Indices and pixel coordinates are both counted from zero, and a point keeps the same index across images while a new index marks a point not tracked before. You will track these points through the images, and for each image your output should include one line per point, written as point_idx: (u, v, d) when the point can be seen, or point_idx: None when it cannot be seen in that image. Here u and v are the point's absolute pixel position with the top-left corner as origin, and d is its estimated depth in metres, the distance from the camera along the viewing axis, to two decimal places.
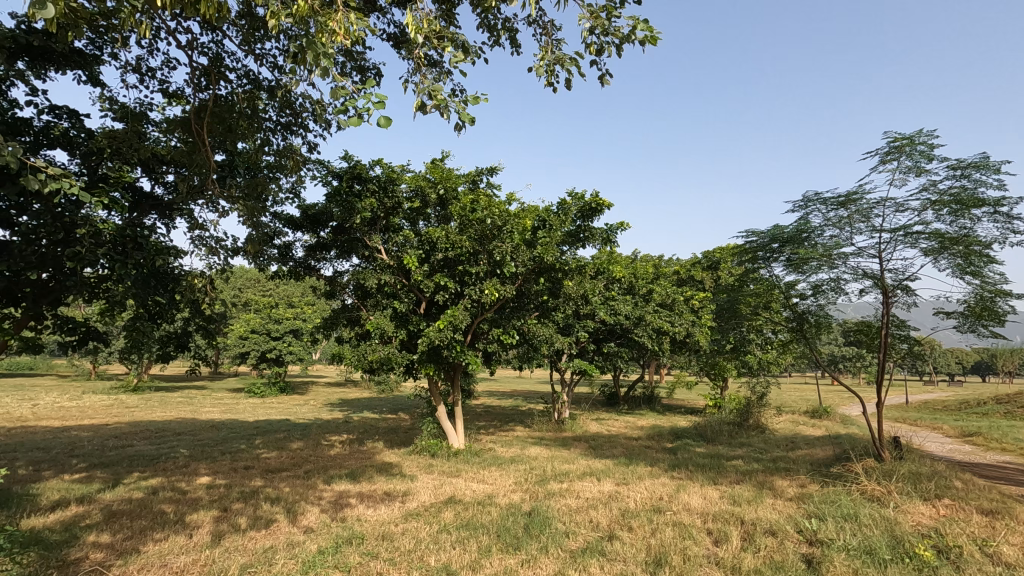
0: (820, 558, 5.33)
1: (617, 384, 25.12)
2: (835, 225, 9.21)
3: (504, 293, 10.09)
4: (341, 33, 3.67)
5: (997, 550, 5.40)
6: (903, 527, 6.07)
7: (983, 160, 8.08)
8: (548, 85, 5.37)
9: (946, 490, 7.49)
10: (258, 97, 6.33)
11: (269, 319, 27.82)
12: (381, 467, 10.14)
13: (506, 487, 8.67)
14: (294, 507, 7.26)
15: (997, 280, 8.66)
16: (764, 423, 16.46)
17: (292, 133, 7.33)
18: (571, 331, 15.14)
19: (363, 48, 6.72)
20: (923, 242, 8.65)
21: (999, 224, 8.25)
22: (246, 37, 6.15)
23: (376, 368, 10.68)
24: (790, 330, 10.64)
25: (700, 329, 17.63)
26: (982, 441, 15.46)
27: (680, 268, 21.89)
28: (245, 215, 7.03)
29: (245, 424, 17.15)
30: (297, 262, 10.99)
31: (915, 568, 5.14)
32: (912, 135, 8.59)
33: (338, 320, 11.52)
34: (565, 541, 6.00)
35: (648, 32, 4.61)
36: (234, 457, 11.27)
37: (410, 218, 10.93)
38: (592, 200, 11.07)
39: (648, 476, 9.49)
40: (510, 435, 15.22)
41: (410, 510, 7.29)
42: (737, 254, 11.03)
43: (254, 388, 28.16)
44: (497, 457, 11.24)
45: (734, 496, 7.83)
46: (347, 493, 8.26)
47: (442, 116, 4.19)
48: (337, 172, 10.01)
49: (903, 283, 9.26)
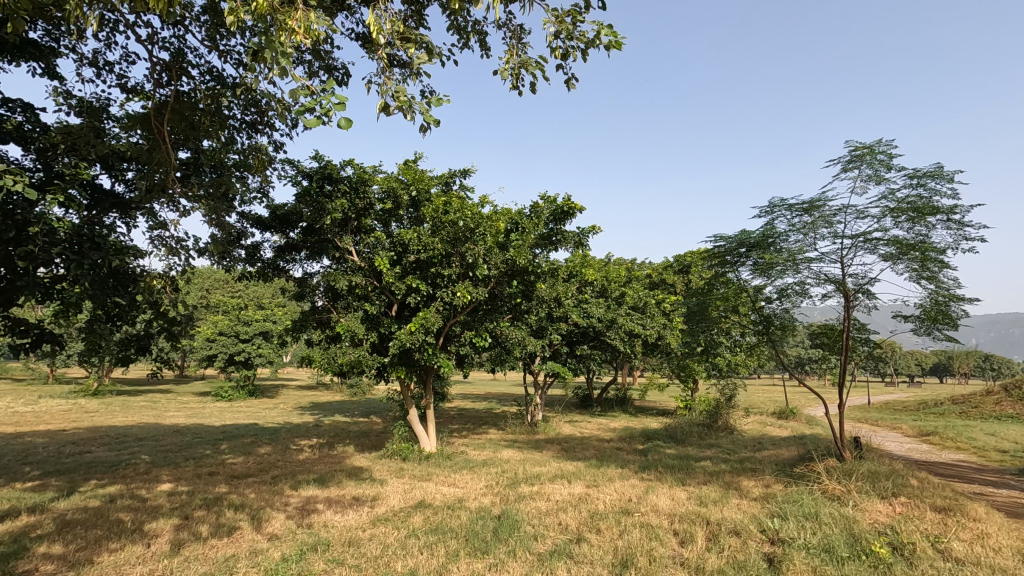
0: (780, 557, 5.44)
1: (591, 387, 25.30)
2: (800, 231, 9.44)
3: (477, 295, 10.07)
4: (301, 32, 3.62)
5: (947, 546, 5.60)
6: (860, 525, 6.25)
7: (938, 169, 8.39)
8: (514, 88, 5.39)
9: (902, 488, 7.74)
10: (222, 95, 6.21)
11: (238, 320, 27.21)
12: (351, 471, 10.00)
13: (477, 491, 8.64)
14: (259, 513, 7.10)
15: (951, 284, 9.00)
16: (732, 424, 16.80)
17: (258, 132, 7.23)
18: (544, 334, 15.19)
19: (331, 47, 6.66)
20: (882, 248, 8.95)
21: (953, 231, 8.58)
22: (210, 33, 6.05)
23: (346, 371, 10.55)
24: (757, 332, 10.86)
25: (671, 332, 17.89)
26: (938, 440, 16.01)
27: (652, 272, 22.17)
28: (209, 215, 6.85)
29: (210, 428, 16.72)
30: (265, 264, 10.77)
31: (871, 565, 5.29)
32: (873, 144, 8.87)
33: (307, 322, 11.39)
34: (534, 544, 6.01)
35: (613, 36, 4.66)
36: (198, 462, 10.97)
37: (382, 220, 10.83)
38: (564, 204, 11.15)
39: (618, 478, 9.58)
40: (483, 438, 15.17)
41: (379, 515, 7.21)
42: (707, 258, 11.24)
43: (221, 391, 27.48)
44: (468, 460, 11.19)
45: (701, 497, 7.96)
46: (315, 498, 8.11)
47: (406, 118, 4.17)
48: (306, 172, 9.84)
49: (864, 288, 9.55)
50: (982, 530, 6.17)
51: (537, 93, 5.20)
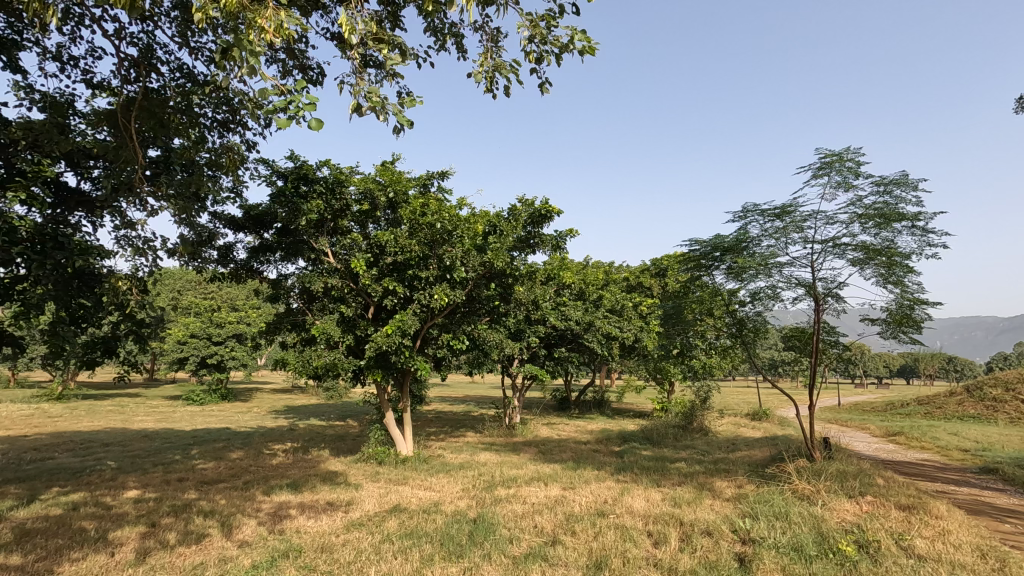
0: (751, 557, 5.54)
1: (569, 388, 25.42)
2: (772, 236, 9.64)
3: (455, 298, 10.05)
4: (271, 31, 3.59)
5: (911, 543, 5.76)
6: (829, 524, 6.39)
7: (903, 177, 8.65)
8: (489, 92, 5.43)
9: (869, 488, 7.95)
10: (193, 92, 6.10)
11: (211, 323, 26.63)
12: (325, 476, 9.86)
13: (453, 494, 8.60)
14: (229, 520, 6.95)
15: (915, 289, 9.28)
16: (707, 425, 17.06)
17: (230, 131, 7.11)
18: (522, 336, 15.21)
19: (305, 45, 6.59)
20: (850, 253, 9.18)
21: (917, 237, 8.85)
22: (180, 29, 5.95)
23: (321, 374, 10.41)
24: (730, 335, 11.06)
25: (648, 334, 18.08)
26: (904, 440, 16.47)
27: (629, 275, 22.40)
28: (179, 216, 6.68)
29: (180, 433, 16.30)
30: (238, 265, 10.56)
31: (838, 563, 5.41)
32: (841, 152, 9.10)
33: (282, 324, 11.22)
34: (509, 547, 6.01)
35: (587, 42, 4.73)
36: (168, 468, 10.69)
37: (359, 221, 10.73)
38: (541, 207, 11.19)
39: (594, 479, 9.64)
40: (460, 441, 15.11)
41: (353, 519, 7.12)
42: (683, 261, 11.39)
43: (192, 395, 26.85)
44: (445, 464, 11.14)
45: (675, 498, 8.05)
46: (287, 503, 7.98)
47: (379, 119, 4.17)
48: (282, 172, 9.69)
49: (833, 292, 9.78)
50: (943, 527, 6.37)
51: (511, 96, 5.25)
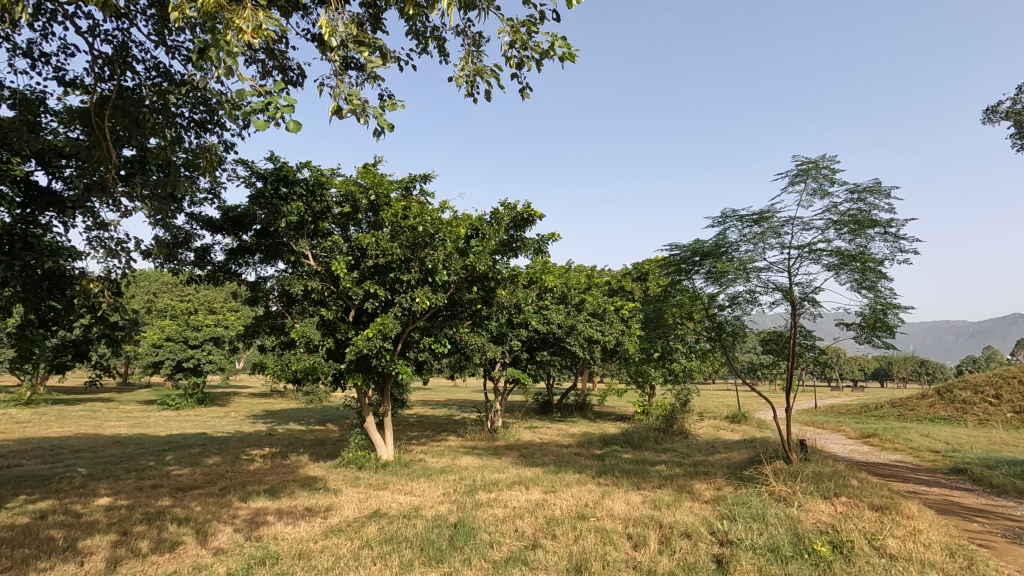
0: (728, 558, 5.61)
1: (551, 392, 25.46)
2: (750, 241, 9.79)
3: (437, 301, 10.01)
4: (249, 31, 3.57)
5: (883, 542, 5.89)
6: (804, 524, 6.50)
7: (877, 185, 8.86)
8: (470, 96, 5.46)
9: (843, 488, 8.11)
10: (169, 91, 6.00)
11: (187, 326, 26.15)
12: (304, 481, 9.72)
13: (433, 499, 8.55)
14: (204, 527, 6.82)
15: (888, 294, 9.50)
16: (687, 428, 17.23)
17: (208, 132, 7.01)
18: (504, 340, 15.20)
19: (285, 46, 6.53)
20: (826, 258, 9.37)
21: (890, 243, 9.07)
22: (157, 28, 5.85)
23: (301, 378, 10.28)
24: (710, 338, 11.19)
25: (629, 338, 18.21)
26: (878, 442, 16.81)
27: (611, 279, 22.56)
28: (154, 217, 6.55)
29: (154, 439, 15.94)
30: (216, 267, 10.40)
31: (813, 563, 5.50)
32: (817, 159, 9.30)
33: (260, 327, 11.05)
34: (489, 551, 6.00)
35: (567, 49, 4.78)
36: (141, 475, 10.45)
37: (340, 224, 10.65)
38: (523, 211, 11.22)
39: (575, 482, 9.66)
40: (442, 445, 15.03)
41: (332, 525, 7.03)
42: (664, 265, 11.51)
43: (167, 400, 26.30)
44: (426, 468, 11.07)
45: (655, 500, 8.11)
46: (265, 510, 7.85)
47: (359, 122, 4.21)
48: (261, 174, 9.56)
49: (809, 296, 9.96)
50: (914, 526, 6.52)
51: (492, 101, 5.29)
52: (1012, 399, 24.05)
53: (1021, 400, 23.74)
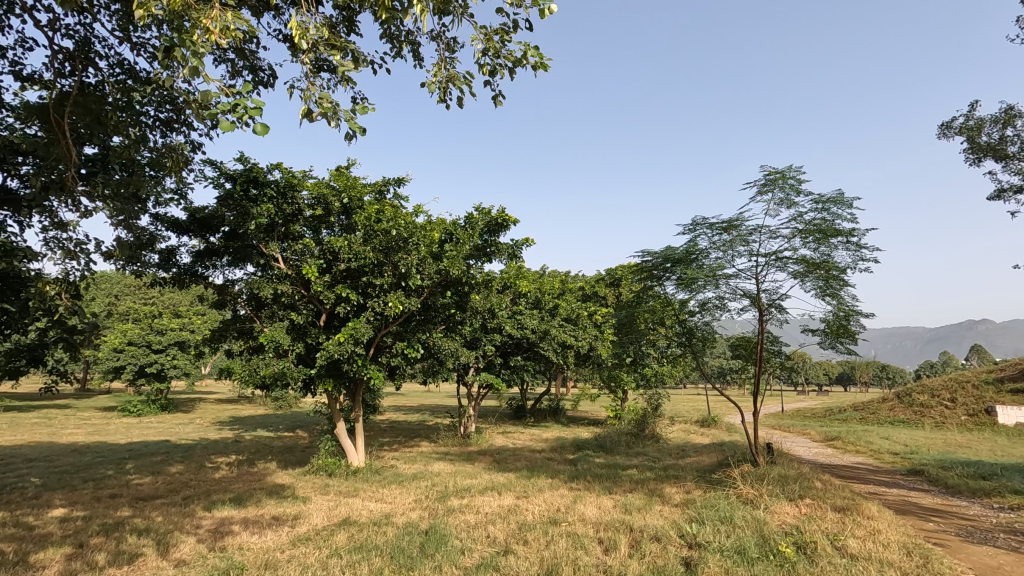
0: (697, 561, 5.69)
1: (524, 397, 25.46)
2: (719, 248, 9.99)
3: (410, 305, 9.94)
4: (217, 31, 3.52)
5: (844, 542, 6.06)
6: (769, 526, 6.64)
7: (840, 196, 9.15)
8: (442, 101, 5.51)
9: (808, 490, 8.33)
10: (134, 89, 5.84)
11: (151, 330, 25.36)
12: (272, 489, 9.50)
13: (405, 505, 8.45)
14: (166, 537, 6.60)
15: (850, 301, 9.81)
16: (658, 432, 17.45)
17: (174, 131, 6.83)
18: (478, 344, 15.16)
19: (256, 46, 6.42)
20: (792, 266, 9.62)
21: (852, 252, 9.37)
22: (121, 24, 5.69)
23: (269, 383, 10.07)
24: (680, 343, 11.36)
25: (602, 343, 18.37)
26: (841, 444, 17.31)
27: (585, 284, 22.76)
28: (116, 218, 6.33)
29: (113, 447, 15.37)
30: (181, 270, 10.13)
31: (778, 564, 5.62)
32: (784, 170, 9.55)
33: (227, 331, 10.79)
34: (460, 557, 5.96)
35: (539, 58, 4.88)
36: (99, 484, 10.05)
37: (311, 226, 10.51)
38: (498, 216, 11.26)
39: (547, 488, 9.68)
40: (414, 451, 14.89)
41: (300, 534, 6.89)
42: (636, 272, 11.65)
43: (128, 406, 25.41)
44: (398, 474, 10.94)
45: (626, 504, 8.18)
46: (230, 519, 7.64)
47: (329, 125, 4.25)
48: (230, 175, 9.35)
49: (776, 303, 10.21)
50: (874, 527, 6.72)
51: (464, 107, 5.35)
52: (966, 403, 25.08)
53: (975, 403, 24.78)
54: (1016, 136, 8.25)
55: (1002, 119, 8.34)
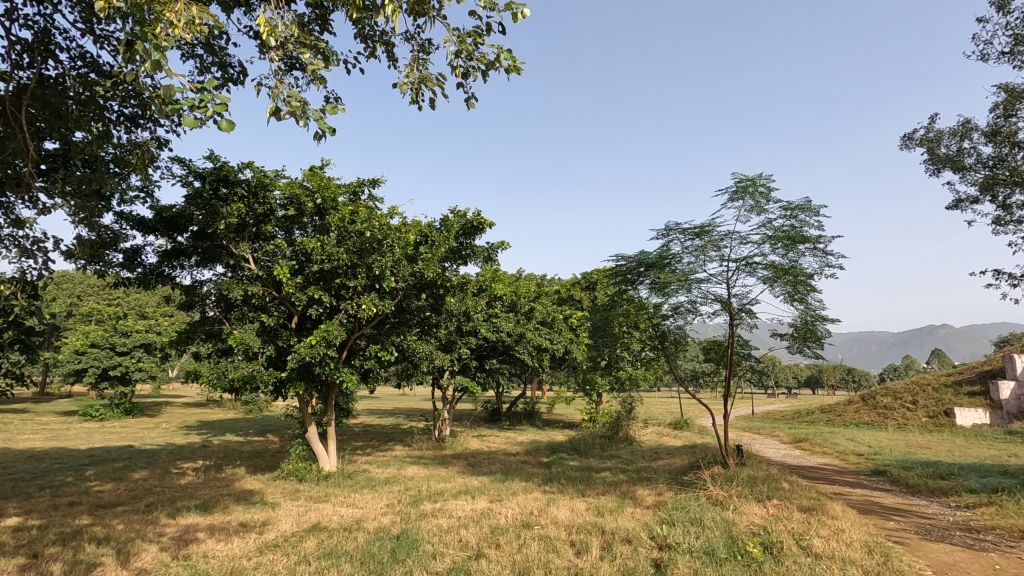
0: (666, 562, 5.77)
1: (500, 400, 25.44)
2: (692, 253, 10.15)
3: (384, 308, 9.86)
4: (180, 26, 3.46)
5: (809, 542, 6.19)
6: (738, 527, 6.76)
7: (807, 204, 9.39)
8: (414, 102, 5.52)
9: (775, 491, 8.52)
10: (97, 83, 5.70)
11: (115, 331, 24.57)
12: (240, 495, 9.29)
13: (377, 510, 8.35)
14: (126, 546, 6.39)
15: (817, 306, 10.06)
16: (632, 435, 17.63)
17: (139, 128, 6.67)
18: (453, 347, 15.09)
19: (225, 42, 6.33)
20: (761, 271, 9.83)
21: (819, 258, 9.62)
22: (84, 16, 5.56)
23: (238, 387, 9.85)
24: (654, 346, 11.50)
25: (577, 346, 18.49)
26: (808, 446, 17.76)
27: (561, 287, 22.91)
28: (77, 217, 6.13)
29: (73, 452, 14.81)
30: (147, 270, 9.84)
31: (745, 564, 5.72)
32: (754, 177, 9.76)
33: (195, 333, 10.53)
34: (432, 562, 5.92)
35: (512, 62, 4.94)
36: (57, 492, 9.68)
37: (283, 227, 10.34)
38: (473, 218, 11.26)
39: (521, 491, 9.67)
40: (388, 454, 14.74)
41: (268, 541, 6.75)
42: (611, 275, 11.76)
43: (89, 410, 24.54)
44: (370, 479, 10.81)
45: (598, 507, 8.23)
46: (195, 526, 7.44)
47: (298, 123, 4.27)
48: (199, 173, 9.14)
49: (746, 307, 10.41)
50: (838, 526, 6.89)
51: (437, 108, 5.40)
52: (927, 406, 25.99)
53: (934, 406, 25.73)
54: (972, 148, 8.59)
55: (959, 132, 8.68)
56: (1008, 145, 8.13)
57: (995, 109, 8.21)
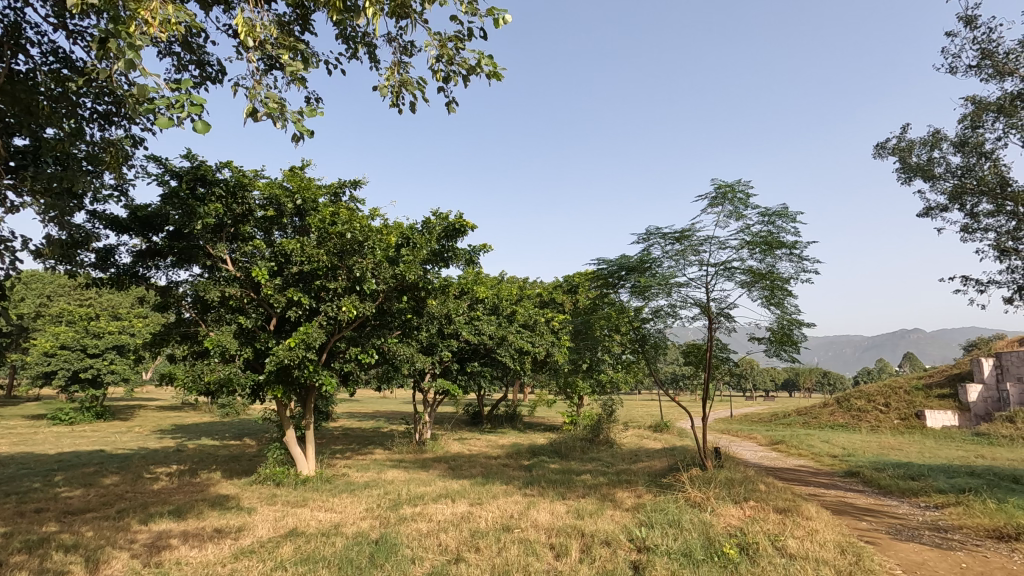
0: (644, 564, 5.82)
1: (481, 403, 25.39)
2: (672, 258, 10.26)
3: (364, 310, 9.78)
4: (155, 23, 3.41)
5: (784, 543, 6.29)
6: (715, 529, 6.84)
7: (784, 210, 9.57)
8: (394, 106, 5.51)
9: (751, 493, 8.65)
10: (70, 80, 5.57)
11: (86, 333, 23.96)
12: (215, 500, 9.11)
13: (356, 515, 8.26)
14: (96, 553, 6.23)
15: (793, 310, 10.26)
16: (612, 438, 17.75)
17: (113, 125, 6.54)
18: (434, 350, 15.04)
19: (203, 40, 6.24)
20: (739, 276, 9.98)
21: (795, 263, 9.80)
22: (57, 11, 5.43)
23: (214, 390, 9.67)
24: (634, 350, 11.59)
25: (558, 349, 18.56)
26: (784, 448, 18.09)
27: (543, 291, 22.99)
28: (47, 215, 5.97)
29: (40, 457, 14.37)
30: (120, 270, 9.61)
31: (722, 565, 5.81)
32: (733, 183, 9.91)
33: (170, 335, 10.32)
34: (410, 566, 5.88)
35: (493, 68, 4.98)
36: (23, 498, 9.38)
37: (262, 228, 10.21)
38: (455, 221, 11.24)
39: (502, 494, 9.65)
40: (367, 458, 14.60)
41: (243, 547, 6.63)
42: (593, 279, 11.82)
43: (58, 414, 23.86)
44: (349, 483, 10.70)
45: (578, 509, 8.26)
46: (168, 532, 7.28)
47: (275, 125, 4.24)
48: (175, 172, 8.98)
49: (725, 311, 10.56)
50: (811, 527, 7.02)
51: (417, 112, 5.40)
52: (898, 408, 26.65)
53: (906, 408, 26.39)
54: (942, 158, 8.84)
55: (929, 142, 8.93)
56: (975, 156, 8.39)
57: (963, 120, 8.46)
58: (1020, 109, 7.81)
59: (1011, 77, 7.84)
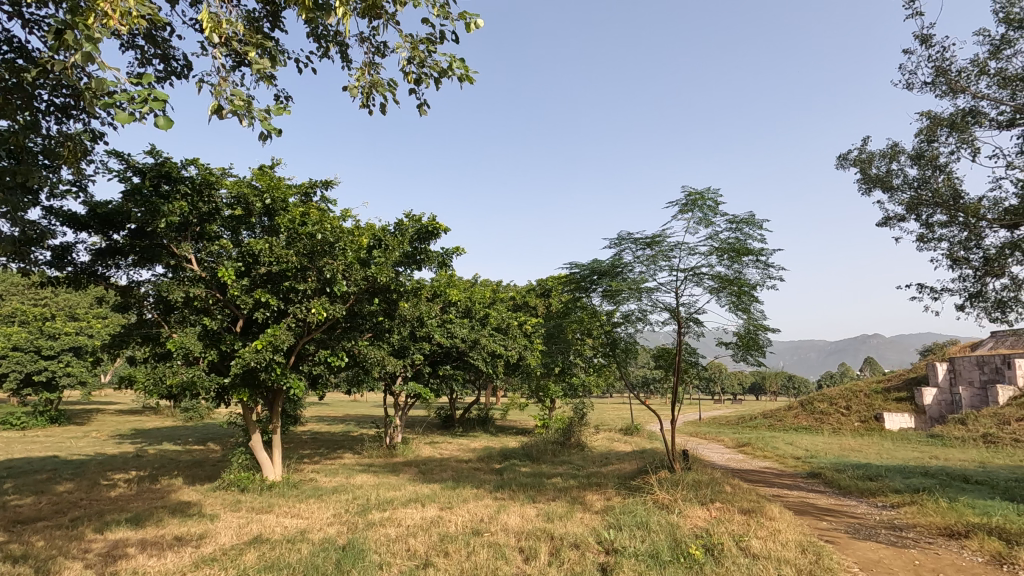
0: (612, 566, 5.86)
1: (453, 407, 25.25)
2: (643, 263, 10.40)
3: (334, 312, 9.64)
4: (115, 16, 3.32)
5: (748, 543, 6.42)
6: (681, 530, 6.94)
7: (751, 218, 9.80)
8: (365, 106, 5.46)
9: (718, 494, 8.81)
10: (26, 70, 5.36)
11: (40, 334, 22.97)
12: (175, 507, 8.82)
13: (323, 521, 8.11)
14: (47, 564, 5.96)
15: (759, 316, 10.49)
16: (583, 441, 17.86)
17: (71, 118, 6.31)
18: (406, 353, 14.91)
19: (167, 33, 6.08)
20: (708, 281, 10.17)
21: (761, 269, 10.04)
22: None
23: (176, 394, 9.39)
24: (605, 353, 11.68)
25: (531, 353, 18.61)
26: (750, 449, 18.51)
27: (516, 294, 23.05)
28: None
29: None
30: (78, 269, 9.25)
31: (688, 565, 5.89)
32: (703, 191, 10.11)
33: (130, 337, 9.97)
34: (377, 572, 5.79)
35: (464, 71, 4.99)
36: None
37: (229, 227, 9.99)
38: (429, 223, 11.19)
39: (472, 498, 9.62)
40: (336, 463, 14.36)
41: (204, 555, 6.44)
42: (565, 283, 11.89)
43: (9, 418, 22.78)
44: (317, 488, 10.51)
45: (548, 513, 8.27)
46: (125, 541, 7.03)
47: (242, 122, 4.17)
48: (138, 168, 8.70)
49: (694, 316, 10.74)
50: (774, 527, 7.19)
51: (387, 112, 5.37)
52: (859, 410, 27.56)
53: (865, 411, 27.29)
54: (900, 170, 9.19)
55: (888, 154, 9.27)
56: (930, 168, 8.75)
57: (919, 134, 8.82)
58: (971, 125, 8.18)
59: (963, 94, 8.20)
